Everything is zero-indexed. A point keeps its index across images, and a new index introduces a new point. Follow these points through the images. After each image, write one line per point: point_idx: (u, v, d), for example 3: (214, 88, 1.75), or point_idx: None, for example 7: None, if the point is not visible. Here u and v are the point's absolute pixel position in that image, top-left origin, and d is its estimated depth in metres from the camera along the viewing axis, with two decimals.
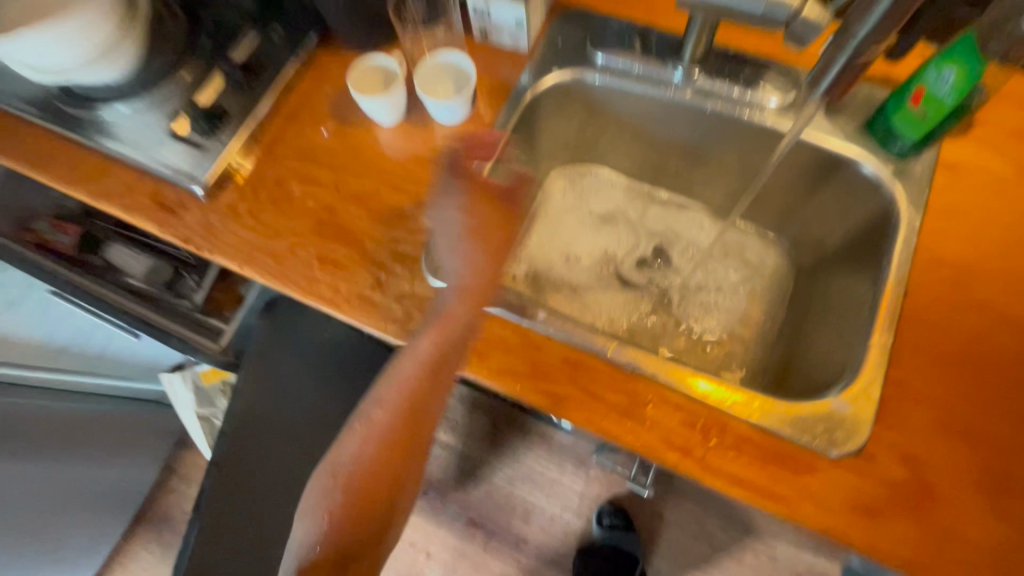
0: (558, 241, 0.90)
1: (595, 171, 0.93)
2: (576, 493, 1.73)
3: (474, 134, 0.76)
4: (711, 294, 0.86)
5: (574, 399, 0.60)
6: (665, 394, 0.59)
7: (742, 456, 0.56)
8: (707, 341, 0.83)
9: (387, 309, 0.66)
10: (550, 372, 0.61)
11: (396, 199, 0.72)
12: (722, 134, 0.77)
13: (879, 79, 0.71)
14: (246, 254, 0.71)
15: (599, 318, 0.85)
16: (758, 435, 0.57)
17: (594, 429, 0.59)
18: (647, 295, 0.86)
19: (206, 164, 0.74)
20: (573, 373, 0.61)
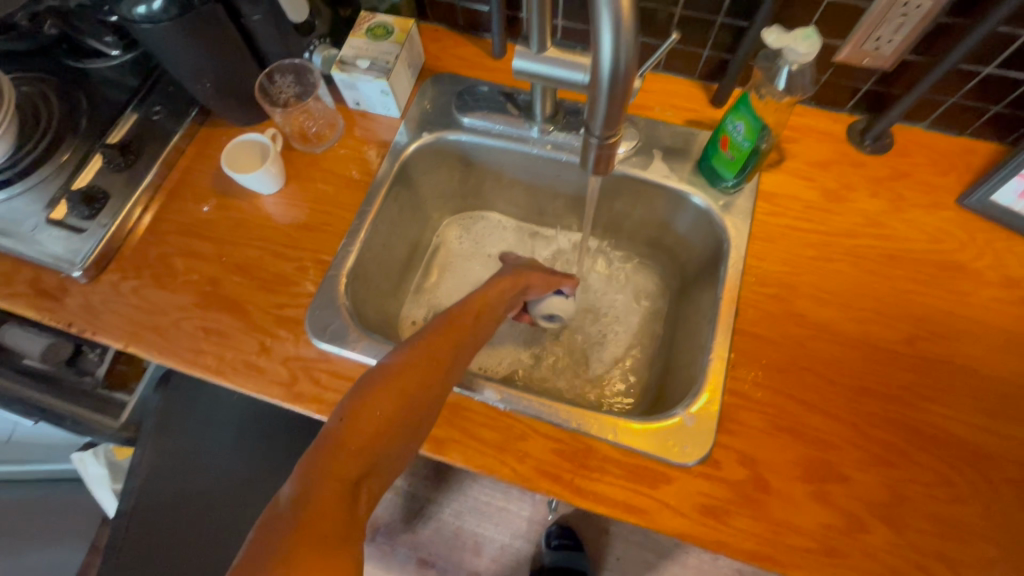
0: (454, 286, 0.95)
1: (487, 217, 1.00)
2: (524, 519, 1.76)
3: (353, 194, 0.80)
4: (603, 319, 0.93)
5: (453, 440, 0.64)
6: (532, 424, 0.64)
7: (606, 474, 0.62)
8: (601, 364, 0.89)
9: (272, 372, 0.68)
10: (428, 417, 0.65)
11: (278, 265, 0.75)
12: (580, 178, 0.86)
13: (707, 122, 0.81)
14: (129, 330, 0.72)
15: (501, 355, 0.90)
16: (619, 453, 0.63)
17: (477, 467, 0.63)
18: (541, 326, 0.92)
19: (84, 245, 0.75)
20: (451, 415, 0.65)
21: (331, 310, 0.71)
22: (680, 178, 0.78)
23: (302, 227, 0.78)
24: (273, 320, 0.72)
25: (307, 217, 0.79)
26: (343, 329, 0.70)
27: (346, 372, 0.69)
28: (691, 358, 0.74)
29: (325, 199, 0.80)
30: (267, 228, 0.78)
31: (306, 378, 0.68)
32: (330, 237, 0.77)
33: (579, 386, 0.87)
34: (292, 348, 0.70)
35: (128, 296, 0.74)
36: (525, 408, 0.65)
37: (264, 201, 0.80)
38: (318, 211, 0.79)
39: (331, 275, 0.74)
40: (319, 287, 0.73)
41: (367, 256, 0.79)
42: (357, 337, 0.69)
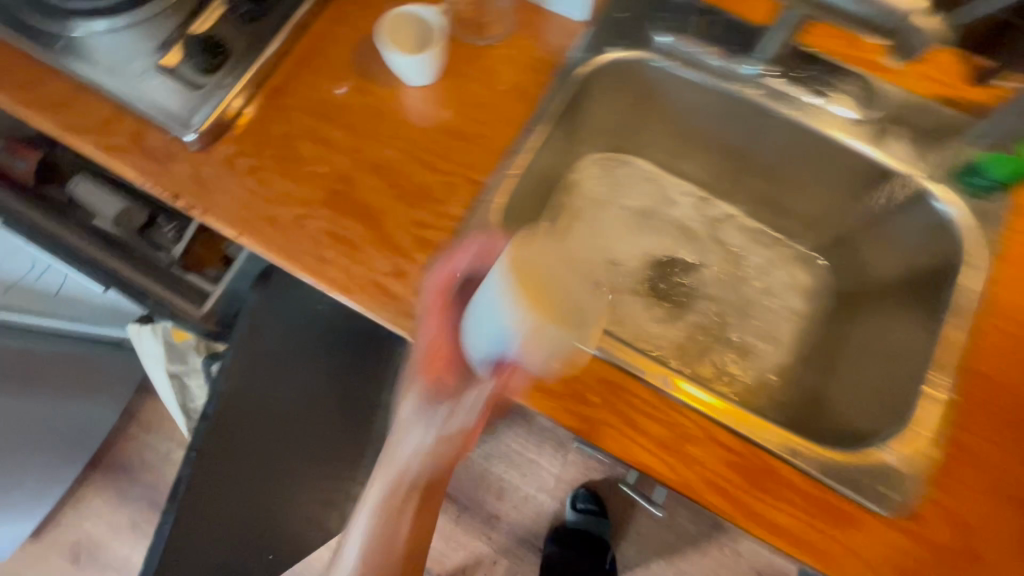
0: (588, 236, 0.82)
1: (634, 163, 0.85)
2: (552, 475, 1.73)
3: (514, 107, 0.66)
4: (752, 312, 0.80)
5: (611, 425, 0.55)
6: (704, 426, 0.54)
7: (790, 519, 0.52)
8: (743, 358, 0.77)
9: (407, 302, 0.58)
10: (585, 392, 0.55)
11: (422, 176, 0.63)
12: (782, 139, 0.71)
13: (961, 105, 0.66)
14: (244, 217, 0.61)
15: (629, 327, 0.78)
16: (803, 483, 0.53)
17: (635, 462, 0.54)
18: (677, 305, 0.80)
19: (198, 106, 0.63)
20: (610, 396, 0.55)
21: (482, 242, 0.59)
22: (917, 165, 0.64)
23: (452, 134, 0.65)
24: (412, 241, 0.60)
25: (459, 123, 0.65)
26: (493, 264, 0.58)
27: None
28: (883, 384, 0.64)
29: (480, 107, 0.66)
30: (410, 128, 0.65)
31: (444, 316, 0.58)
32: (482, 153, 0.64)
33: (718, 382, 0.75)
34: (431, 278, 0.59)
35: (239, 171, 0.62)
36: (702, 405, 0.54)
37: (408, 94, 0.66)
38: (471, 119, 0.66)
39: (483, 200, 0.61)
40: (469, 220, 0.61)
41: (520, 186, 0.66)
42: None
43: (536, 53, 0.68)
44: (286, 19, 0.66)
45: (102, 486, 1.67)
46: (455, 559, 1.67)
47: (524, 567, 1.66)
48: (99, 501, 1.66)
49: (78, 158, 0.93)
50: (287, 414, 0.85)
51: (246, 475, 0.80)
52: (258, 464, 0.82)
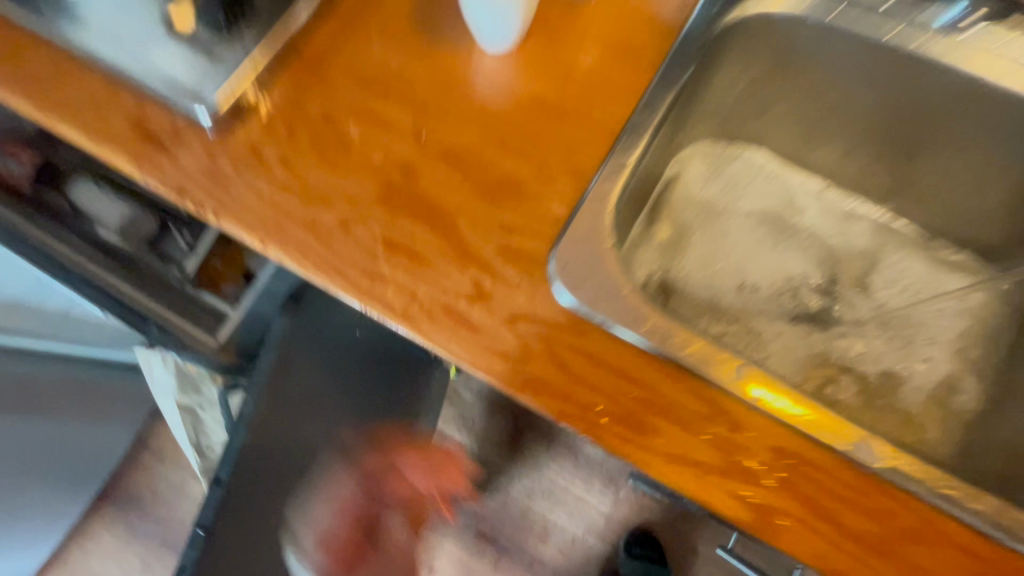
0: (713, 255, 0.67)
1: (739, 155, 0.68)
2: (602, 514, 1.54)
3: (622, 90, 0.49)
4: (917, 342, 0.63)
5: (798, 526, 0.37)
6: (926, 509, 0.37)
7: (682, 455, 0.39)
8: (912, 359, 0.62)
9: (487, 335, 0.42)
10: (765, 461, 0.38)
11: (544, 127, 0.48)
12: (960, 132, 0.56)
13: None
14: (265, 225, 0.46)
15: (771, 354, 0.63)
16: (843, 469, 0.38)
17: (810, 558, 0.37)
18: (819, 353, 0.63)
19: (215, 83, 0.48)
20: (797, 480, 0.38)
21: (587, 255, 0.43)
22: None
23: (546, 107, 0.49)
24: (489, 225, 0.45)
25: (554, 92, 0.49)
26: (595, 259, 0.43)
27: (608, 359, 0.41)
28: None
29: (580, 83, 0.50)
30: (486, 104, 0.49)
31: (545, 355, 0.41)
32: (589, 133, 0.48)
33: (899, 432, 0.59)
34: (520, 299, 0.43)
35: (230, 184, 0.47)
36: (932, 496, 0.37)
37: (484, 70, 0.50)
38: (569, 96, 0.49)
39: (618, 162, 0.46)
40: (578, 201, 0.45)
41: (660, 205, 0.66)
42: (615, 289, 0.42)
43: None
44: None
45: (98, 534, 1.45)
46: None
47: None
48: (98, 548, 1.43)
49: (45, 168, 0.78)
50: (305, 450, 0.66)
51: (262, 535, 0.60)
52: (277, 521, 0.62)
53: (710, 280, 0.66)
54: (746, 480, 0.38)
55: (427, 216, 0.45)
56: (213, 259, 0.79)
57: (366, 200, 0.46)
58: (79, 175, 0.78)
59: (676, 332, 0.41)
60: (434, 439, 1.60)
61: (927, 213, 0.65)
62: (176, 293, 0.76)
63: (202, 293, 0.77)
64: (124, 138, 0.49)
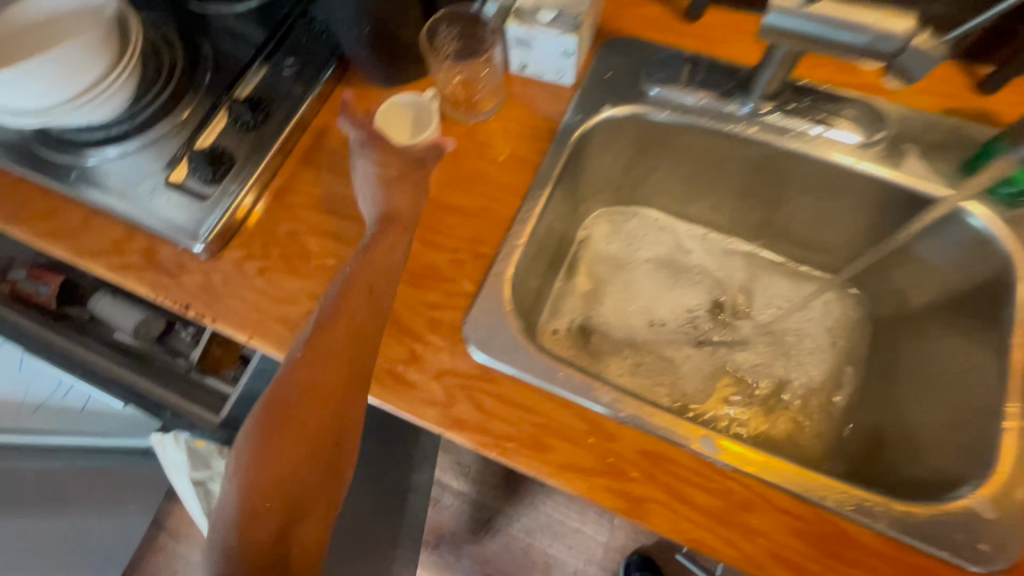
0: (624, 299, 0.81)
1: (632, 216, 0.84)
2: (600, 544, 1.61)
3: (512, 186, 0.65)
4: (795, 350, 0.76)
5: (660, 505, 0.50)
6: (753, 482, 0.50)
7: (572, 464, 0.52)
8: (793, 366, 0.75)
9: (421, 389, 0.55)
10: (629, 465, 0.51)
11: (456, 224, 0.63)
12: (790, 185, 0.71)
13: (956, 119, 0.63)
14: (249, 324, 0.60)
15: (679, 376, 0.76)
16: (691, 462, 0.51)
17: (673, 533, 0.49)
18: (720, 370, 0.76)
19: (204, 219, 0.63)
20: (656, 471, 0.51)
21: (492, 319, 0.57)
22: (929, 170, 0.61)
23: (456, 209, 0.64)
24: (417, 304, 0.59)
25: (461, 195, 0.65)
26: (495, 322, 0.57)
27: (511, 397, 0.54)
28: (925, 384, 0.63)
29: (480, 185, 0.65)
30: None
31: (465, 400, 0.55)
32: (489, 224, 0.63)
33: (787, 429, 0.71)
34: (444, 359, 0.57)
35: (221, 297, 0.62)
36: (754, 472, 0.50)
37: None
38: (473, 197, 0.65)
39: (511, 244, 0.61)
40: (483, 279, 0.59)
41: (575, 263, 0.82)
42: (513, 342, 0.56)
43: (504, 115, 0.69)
44: (285, 123, 0.69)
45: None
46: None
47: None
48: None
49: (71, 290, 0.95)
50: None
51: None
52: None
53: (624, 321, 0.79)
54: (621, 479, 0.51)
55: None
56: (213, 348, 0.93)
57: (325, 297, 0.61)
58: (98, 292, 0.94)
59: (560, 370, 0.54)
60: (434, 488, 1.69)
61: (790, 245, 0.79)
62: (184, 380, 0.89)
63: (206, 377, 0.90)
64: (139, 268, 0.64)
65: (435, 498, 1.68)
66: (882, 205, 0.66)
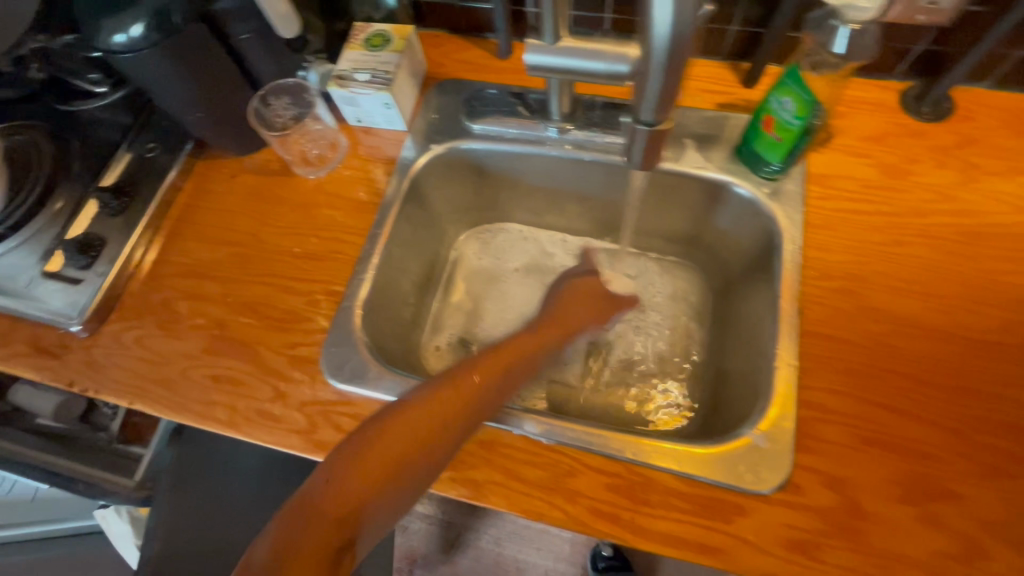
0: (497, 307, 0.89)
1: (498, 232, 0.94)
2: (565, 541, 1.68)
3: (360, 228, 0.73)
4: (646, 327, 0.84)
5: (495, 484, 0.57)
6: (572, 453, 0.58)
7: None
8: (648, 341, 0.83)
9: (288, 420, 0.62)
10: (465, 455, 0.58)
11: (310, 270, 0.71)
12: (609, 187, 0.81)
13: (728, 111, 0.74)
14: (130, 388, 0.66)
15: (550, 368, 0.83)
16: (522, 444, 0.59)
17: (511, 505, 0.56)
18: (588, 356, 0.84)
19: (81, 299, 0.70)
20: (489, 456, 0.58)
21: (346, 346, 0.65)
22: (706, 159, 0.72)
23: (310, 257, 0.72)
24: (281, 350, 0.66)
25: (315, 242, 0.73)
26: (346, 349, 0.65)
27: (365, 414, 0.62)
28: (740, 340, 0.73)
29: (332, 231, 0.73)
30: (270, 263, 0.72)
31: (325, 424, 0.62)
32: (341, 264, 0.71)
33: (645, 400, 0.79)
34: (307, 390, 0.64)
35: (104, 368, 0.68)
36: (572, 440, 0.58)
37: (269, 238, 0.74)
38: (326, 242, 0.73)
39: (358, 278, 0.69)
40: (336, 313, 0.67)
41: (449, 282, 0.91)
42: (363, 365, 0.63)
43: (350, 165, 0.78)
44: (150, 202, 0.76)
45: None
46: None
47: None
48: None
49: None
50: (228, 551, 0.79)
51: None
52: None
53: (496, 325, 0.87)
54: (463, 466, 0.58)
55: (239, 353, 0.67)
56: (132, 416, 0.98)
57: (202, 353, 0.67)
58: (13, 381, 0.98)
59: (405, 383, 0.62)
60: (401, 516, 1.73)
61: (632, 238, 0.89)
62: (110, 453, 0.94)
63: (131, 446, 0.95)
64: (27, 353, 0.70)
65: (403, 526, 1.72)
66: (684, 192, 0.77)
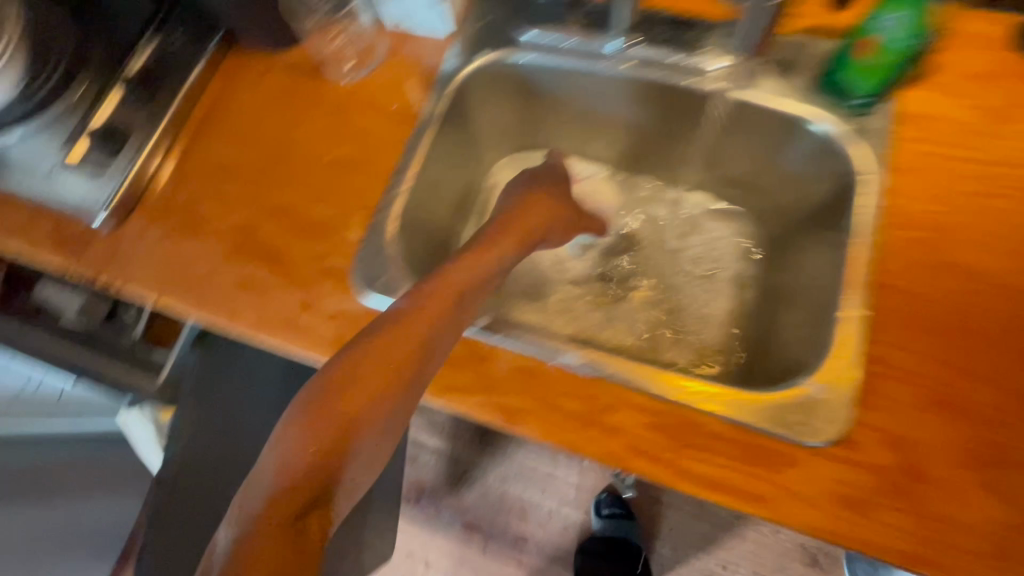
0: None
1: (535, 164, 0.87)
2: (571, 485, 1.70)
3: (398, 139, 0.68)
4: (697, 275, 0.82)
5: (529, 412, 0.54)
6: (615, 390, 0.54)
7: (451, 381, 0.56)
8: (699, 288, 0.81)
9: (317, 332, 0.60)
10: (499, 382, 0.56)
11: (342, 180, 0.66)
12: (666, 117, 0.74)
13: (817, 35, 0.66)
14: (156, 287, 0.64)
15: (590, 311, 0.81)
16: (561, 376, 0.55)
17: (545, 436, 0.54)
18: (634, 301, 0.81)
19: (105, 192, 0.67)
20: (525, 384, 0.55)
21: (381, 259, 0.62)
22: (783, 89, 0.65)
23: (342, 165, 0.67)
24: (310, 265, 0.63)
25: (348, 151, 0.68)
26: (379, 267, 0.61)
27: None
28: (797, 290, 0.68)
29: (367, 139, 0.68)
30: (300, 170, 0.67)
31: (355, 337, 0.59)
32: (375, 176, 0.66)
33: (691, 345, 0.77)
34: (337, 303, 0.61)
35: (129, 265, 0.66)
36: (616, 375, 0.54)
37: (300, 143, 0.69)
38: (360, 151, 0.68)
39: (391, 190, 0.65)
40: (368, 225, 0.63)
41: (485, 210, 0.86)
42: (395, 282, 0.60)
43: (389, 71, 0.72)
44: (176, 95, 0.71)
45: None
46: None
47: None
48: None
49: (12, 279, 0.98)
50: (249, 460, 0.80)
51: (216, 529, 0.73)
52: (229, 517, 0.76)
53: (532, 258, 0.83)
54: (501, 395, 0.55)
55: (267, 261, 0.63)
56: (154, 322, 0.98)
57: (229, 259, 0.65)
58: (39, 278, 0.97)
59: None
60: (411, 448, 1.76)
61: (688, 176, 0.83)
62: (133, 356, 0.94)
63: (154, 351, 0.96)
64: (51, 243, 0.67)
65: (413, 457, 1.75)
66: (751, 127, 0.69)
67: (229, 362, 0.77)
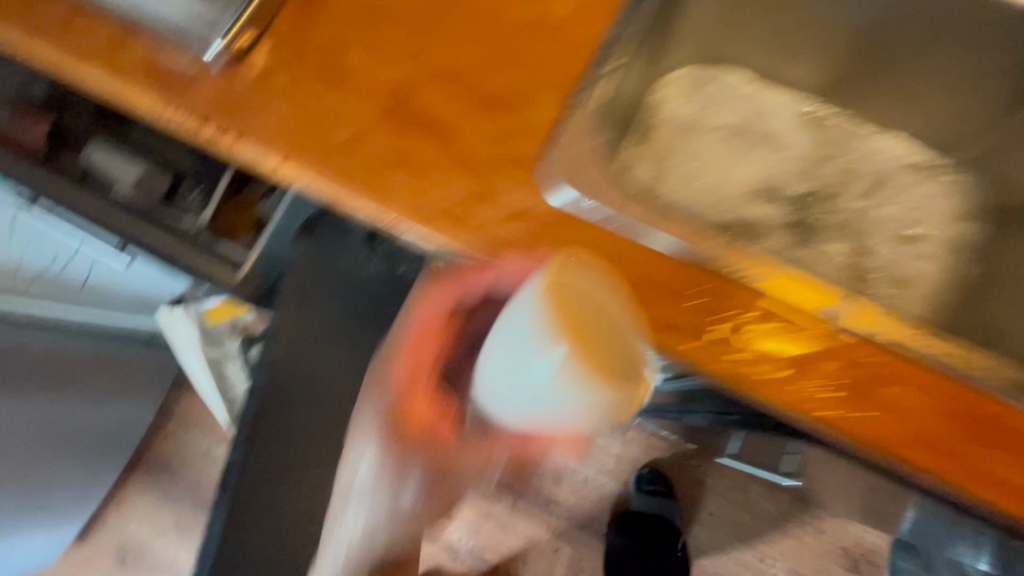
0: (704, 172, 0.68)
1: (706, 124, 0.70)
2: (612, 455, 1.61)
3: (603, 7, 0.53)
4: (908, 235, 0.67)
5: (774, 370, 0.45)
6: (891, 362, 0.45)
7: (679, 318, 0.46)
8: (912, 251, 0.66)
9: (492, 234, 0.47)
10: (739, 330, 0.46)
11: (528, 47, 0.52)
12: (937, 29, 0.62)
13: None
14: (280, 149, 0.50)
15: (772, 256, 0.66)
16: (823, 334, 0.46)
17: (779, 401, 0.45)
18: (826, 255, 0.66)
19: (221, 18, 0.51)
20: (773, 334, 0.45)
21: (579, 149, 0.48)
22: None
23: (528, 31, 0.52)
24: (488, 151, 0.49)
25: (536, 13, 0.53)
26: (578, 156, 0.48)
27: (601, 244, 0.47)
28: None
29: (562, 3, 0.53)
30: (472, 27, 0.52)
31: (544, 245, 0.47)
32: (571, 50, 0.52)
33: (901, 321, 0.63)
34: (519, 200, 0.48)
35: (244, 115, 0.50)
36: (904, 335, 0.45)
37: None
38: (553, 17, 0.53)
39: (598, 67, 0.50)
40: (565, 105, 0.49)
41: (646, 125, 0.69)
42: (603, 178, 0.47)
43: None
44: None
45: (139, 494, 1.49)
46: (519, 551, 1.58)
47: (589, 554, 1.56)
48: (141, 506, 1.48)
49: (61, 136, 0.83)
50: (328, 378, 0.69)
51: (298, 450, 0.64)
52: (306, 438, 0.66)
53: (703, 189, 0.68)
54: (738, 342, 0.45)
55: (428, 137, 0.49)
56: (225, 209, 0.84)
57: (377, 127, 0.50)
58: (94, 139, 0.83)
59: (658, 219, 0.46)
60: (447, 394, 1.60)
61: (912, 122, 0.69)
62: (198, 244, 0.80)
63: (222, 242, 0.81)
64: (143, 77, 0.52)
65: None
66: None
67: (336, 261, 0.67)
